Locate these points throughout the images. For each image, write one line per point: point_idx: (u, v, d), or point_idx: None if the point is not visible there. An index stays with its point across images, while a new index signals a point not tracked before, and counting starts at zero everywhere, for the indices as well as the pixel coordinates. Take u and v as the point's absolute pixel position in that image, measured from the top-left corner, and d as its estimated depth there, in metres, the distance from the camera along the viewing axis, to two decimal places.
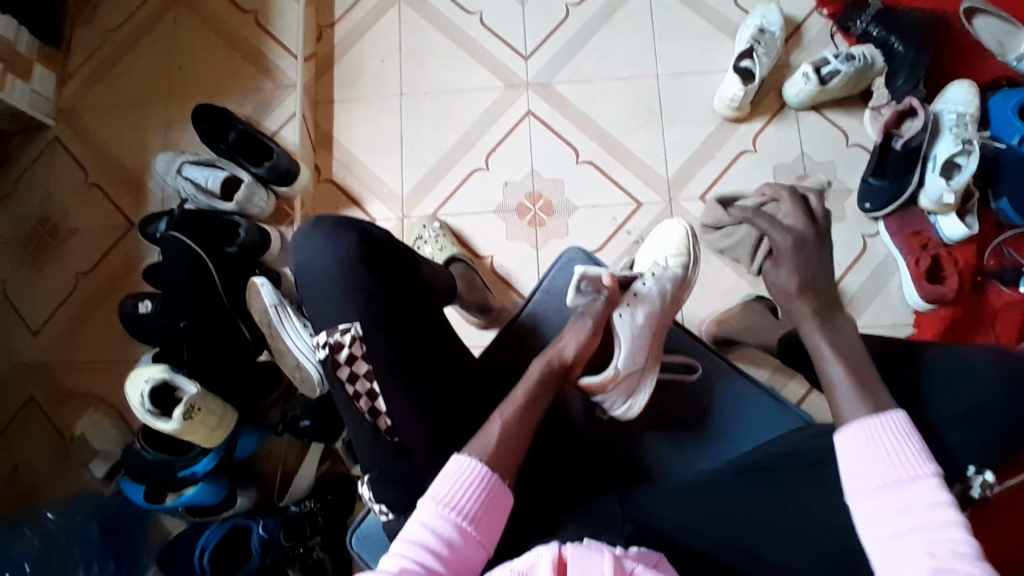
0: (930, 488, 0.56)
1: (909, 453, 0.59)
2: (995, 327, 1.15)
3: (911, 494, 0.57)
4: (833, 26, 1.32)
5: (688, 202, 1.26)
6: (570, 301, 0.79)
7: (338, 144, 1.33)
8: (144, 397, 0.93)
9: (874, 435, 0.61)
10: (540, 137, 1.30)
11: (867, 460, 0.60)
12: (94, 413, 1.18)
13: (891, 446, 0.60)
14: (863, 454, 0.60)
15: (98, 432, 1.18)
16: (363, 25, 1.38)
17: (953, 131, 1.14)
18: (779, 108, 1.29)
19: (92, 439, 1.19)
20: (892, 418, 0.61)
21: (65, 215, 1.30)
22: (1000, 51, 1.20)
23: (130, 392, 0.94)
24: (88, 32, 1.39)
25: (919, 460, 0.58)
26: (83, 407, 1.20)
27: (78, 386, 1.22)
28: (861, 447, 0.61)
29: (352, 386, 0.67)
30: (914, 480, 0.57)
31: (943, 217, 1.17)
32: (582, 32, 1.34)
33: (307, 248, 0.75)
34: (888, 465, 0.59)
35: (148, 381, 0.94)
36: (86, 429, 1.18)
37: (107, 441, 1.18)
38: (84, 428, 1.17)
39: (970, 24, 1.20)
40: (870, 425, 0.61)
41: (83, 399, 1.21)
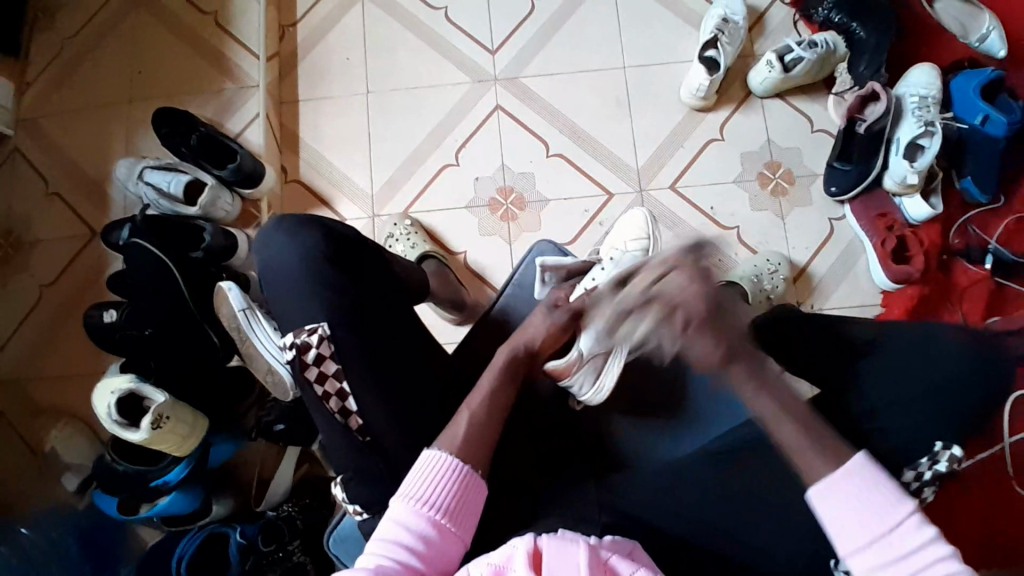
0: (913, 527, 0.58)
1: (881, 496, 0.60)
2: (964, 304, 1.17)
3: (902, 543, 0.58)
4: (795, 14, 1.34)
5: (659, 192, 1.27)
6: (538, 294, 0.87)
7: (305, 144, 1.31)
8: (112, 407, 0.90)
9: (846, 493, 0.60)
10: (510, 131, 1.30)
11: (850, 522, 0.60)
12: (63, 426, 1.15)
13: (866, 499, 0.60)
14: (843, 515, 0.60)
15: (71, 446, 1.14)
16: (327, 22, 1.36)
17: (916, 113, 1.16)
18: (745, 96, 1.31)
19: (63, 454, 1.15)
20: (857, 466, 0.61)
21: (27, 226, 1.26)
22: (963, 32, 1.23)
23: (97, 403, 0.92)
24: (43, 36, 1.35)
25: (894, 503, 0.59)
26: (52, 421, 1.17)
27: (47, 400, 1.19)
28: (836, 506, 0.61)
29: (320, 387, 0.65)
30: (901, 524, 0.58)
31: (908, 199, 1.20)
32: (549, 24, 1.34)
33: (271, 246, 0.74)
34: (866, 519, 0.59)
35: (114, 392, 0.92)
36: (57, 443, 1.14)
37: (80, 454, 1.14)
38: (53, 442, 1.14)
39: (931, 6, 1.26)
40: (838, 482, 0.61)
41: (51, 413, 1.18)
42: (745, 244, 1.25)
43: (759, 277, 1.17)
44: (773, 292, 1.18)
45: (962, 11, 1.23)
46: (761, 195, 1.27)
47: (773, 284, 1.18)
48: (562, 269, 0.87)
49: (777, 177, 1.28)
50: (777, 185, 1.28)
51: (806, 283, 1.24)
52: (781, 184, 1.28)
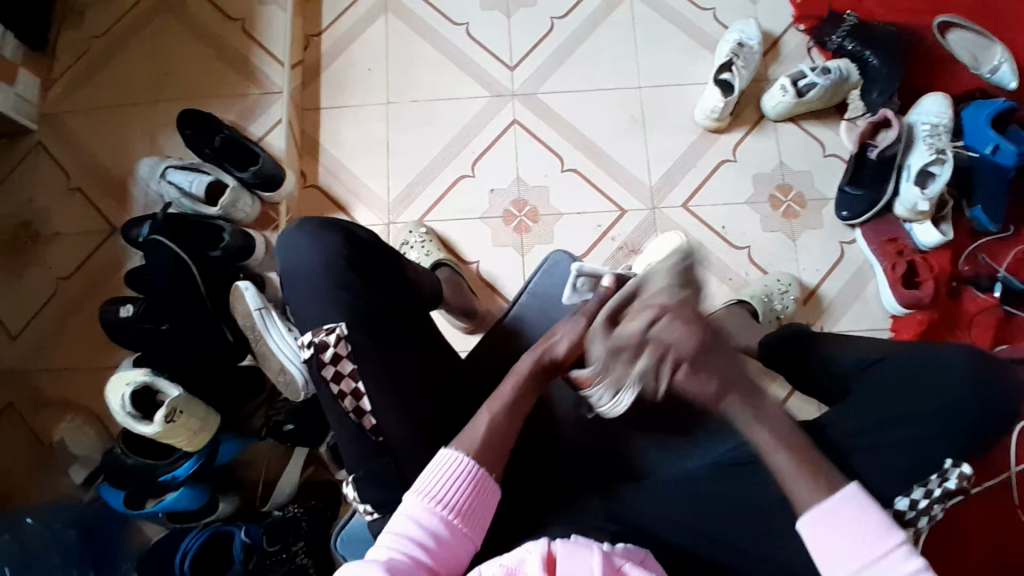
0: (901, 557, 0.58)
1: (871, 527, 0.60)
2: (972, 329, 1.18)
3: (890, 573, 0.58)
4: (809, 40, 1.36)
5: (671, 209, 1.29)
6: (567, 299, 0.87)
7: (324, 151, 1.33)
8: (126, 400, 0.91)
9: (834, 516, 0.61)
10: (526, 145, 1.32)
11: (839, 550, 0.60)
12: (72, 419, 1.16)
13: (855, 525, 0.60)
14: (835, 543, 0.60)
15: (79, 439, 1.15)
16: (351, 33, 1.39)
17: (927, 142, 1.18)
18: (758, 119, 1.33)
19: (72, 446, 1.16)
20: (848, 495, 0.61)
21: (48, 220, 1.29)
22: (976, 64, 1.27)
23: (110, 396, 0.92)
24: (73, 36, 1.39)
25: (884, 532, 0.59)
26: (61, 413, 1.18)
27: (57, 392, 1.19)
28: (826, 535, 0.61)
29: (336, 386, 0.66)
30: (889, 555, 0.58)
31: (918, 225, 1.21)
32: (567, 43, 1.37)
33: (294, 246, 0.75)
34: (852, 545, 0.59)
35: (129, 384, 0.92)
36: (65, 435, 1.15)
37: (88, 448, 1.15)
38: (63, 434, 1.15)
39: (945, 38, 1.29)
40: (829, 509, 0.61)
41: (61, 405, 1.18)
42: (755, 264, 1.26)
43: (770, 297, 1.18)
44: (783, 313, 1.18)
45: (975, 43, 1.28)
46: (772, 217, 1.28)
47: (784, 304, 1.18)
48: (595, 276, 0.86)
49: (788, 200, 1.29)
50: (788, 208, 1.29)
51: (815, 305, 1.24)
52: (791, 207, 1.29)
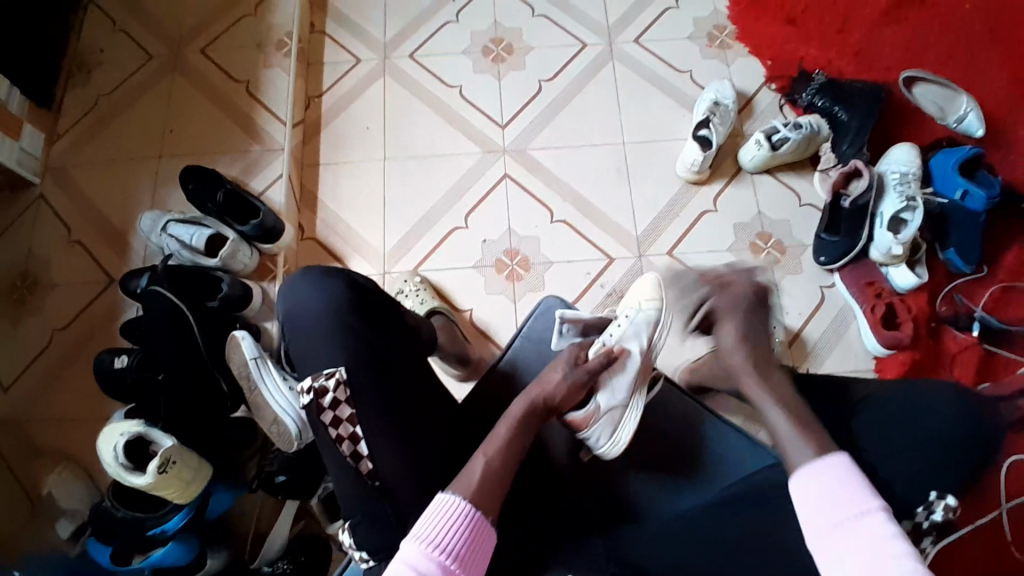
0: (878, 520, 0.58)
1: (853, 493, 0.61)
2: (954, 369, 1.22)
3: (861, 531, 0.58)
4: (781, 99, 1.47)
5: (658, 257, 1.34)
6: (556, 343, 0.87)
7: (322, 204, 1.38)
8: (119, 450, 0.90)
9: (823, 482, 0.63)
10: (516, 198, 1.38)
11: (822, 505, 0.62)
12: (61, 471, 1.13)
13: (841, 484, 0.62)
14: (815, 500, 0.63)
15: (69, 490, 1.11)
16: (351, 95, 1.48)
17: (897, 190, 1.25)
18: (736, 171, 1.40)
19: (60, 499, 1.10)
20: (834, 462, 0.64)
21: (46, 270, 1.30)
22: (942, 114, 1.37)
23: (103, 445, 0.92)
24: (80, 94, 1.45)
25: (867, 496, 0.61)
26: (50, 464, 1.15)
27: (50, 442, 1.18)
28: (811, 494, 0.63)
29: (335, 430, 0.67)
30: (865, 517, 0.59)
31: (894, 268, 1.26)
32: (555, 103, 1.46)
33: (297, 293, 0.76)
34: (837, 501, 0.61)
35: (123, 433, 0.92)
36: (54, 487, 1.10)
37: (78, 499, 1.11)
38: (50, 486, 1.11)
39: (911, 91, 1.38)
40: (818, 467, 0.65)
41: (51, 456, 1.16)
42: None
43: None
44: None
45: (941, 95, 1.36)
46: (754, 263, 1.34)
47: None
48: (579, 322, 0.89)
49: (768, 247, 1.35)
50: (769, 254, 1.35)
51: (800, 348, 1.28)
52: (772, 254, 1.35)
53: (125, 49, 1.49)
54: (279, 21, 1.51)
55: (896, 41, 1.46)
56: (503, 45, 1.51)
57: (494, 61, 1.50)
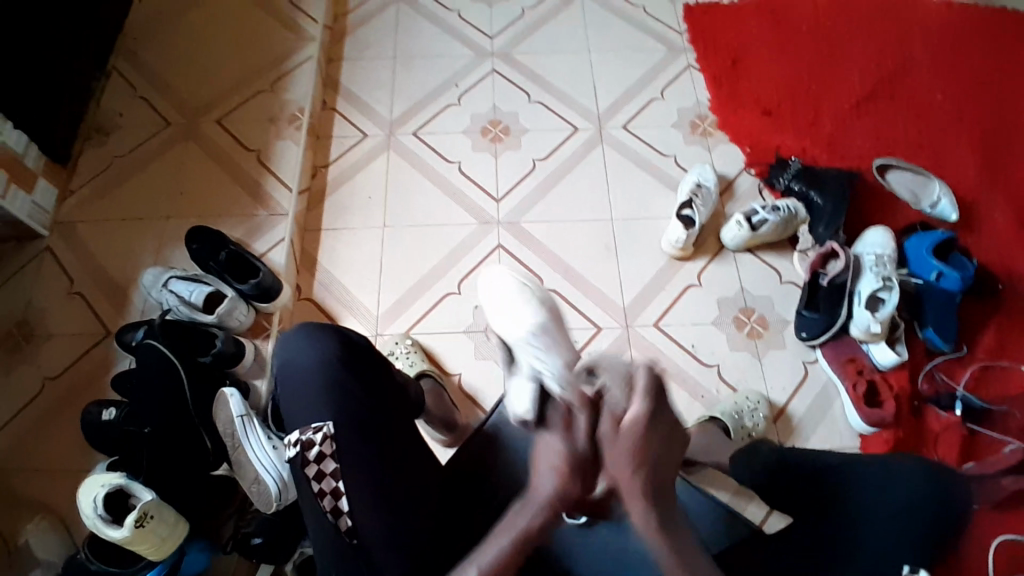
0: None
1: None
2: (937, 448, 1.23)
3: None
4: (761, 183, 1.56)
5: (644, 327, 1.38)
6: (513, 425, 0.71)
7: (322, 266, 1.43)
8: (98, 503, 0.89)
9: None
10: (508, 266, 1.44)
11: None
12: (40, 520, 1.12)
13: None
14: None
15: (46, 540, 1.09)
16: (356, 166, 1.57)
17: (873, 270, 1.32)
18: (719, 248, 1.47)
19: (37, 550, 1.09)
20: None
21: (44, 320, 1.32)
22: (915, 200, 1.48)
23: (82, 497, 0.90)
24: (96, 154, 1.54)
25: None
26: (28, 516, 1.13)
27: (27, 493, 1.15)
28: None
29: (317, 484, 0.68)
30: None
31: (874, 345, 1.30)
32: (547, 180, 1.55)
33: (290, 348, 0.79)
34: None
35: (104, 485, 0.90)
36: (32, 537, 1.10)
37: (53, 551, 1.08)
38: (28, 535, 1.10)
39: (885, 177, 1.50)
40: None
41: (26, 509, 1.13)
42: (725, 382, 1.33)
43: (740, 414, 1.24)
44: (754, 429, 1.24)
45: (915, 181, 1.49)
46: (737, 336, 1.38)
47: (754, 421, 1.24)
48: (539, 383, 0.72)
49: (751, 321, 1.39)
50: (752, 328, 1.39)
51: (786, 422, 1.29)
52: (755, 328, 1.39)
53: (145, 116, 1.59)
54: (293, 98, 1.62)
55: (864, 135, 1.59)
56: (501, 126, 1.63)
57: (492, 140, 1.61)
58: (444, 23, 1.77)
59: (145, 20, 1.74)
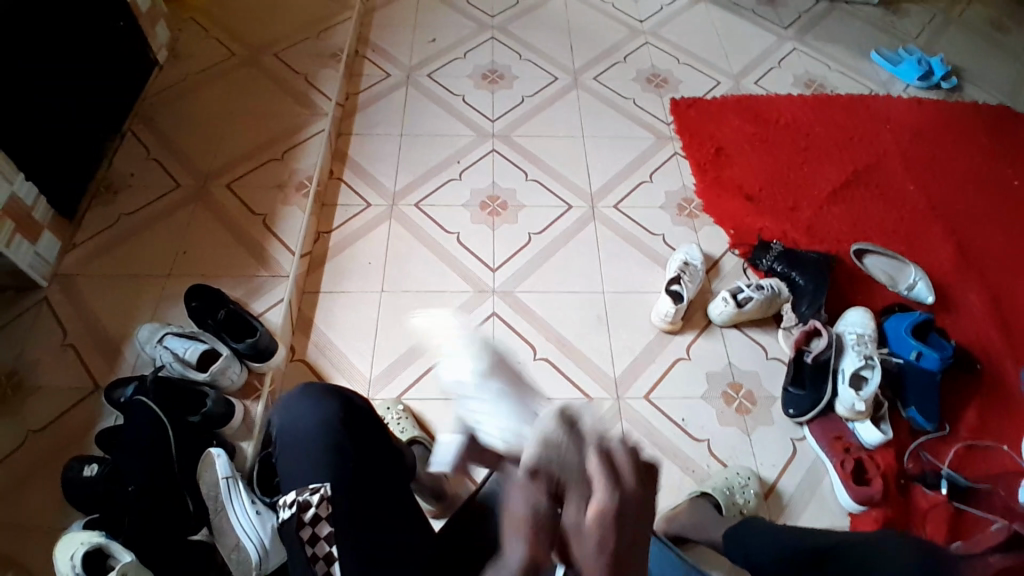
0: None
1: None
2: (926, 527, 1.23)
3: None
4: (745, 263, 1.63)
5: (634, 399, 1.39)
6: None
7: (317, 329, 1.45)
8: (75, 561, 0.89)
9: None
10: (503, 336, 1.47)
11: None
12: None
13: None
14: None
15: None
16: (357, 233, 1.62)
17: (855, 349, 1.36)
18: (706, 324, 1.52)
19: None
20: None
21: (32, 372, 1.31)
22: (893, 282, 1.57)
23: (61, 554, 0.91)
24: (106, 211, 1.58)
25: None
26: None
27: None
28: None
29: (311, 548, 0.67)
30: None
31: (860, 423, 1.31)
32: (542, 252, 1.61)
33: (293, 409, 0.80)
34: None
35: (83, 543, 0.91)
36: None
37: None
38: None
39: (862, 261, 1.59)
40: None
41: None
42: (716, 457, 1.33)
43: (731, 490, 1.23)
44: (745, 506, 1.23)
45: (890, 265, 1.58)
46: (726, 411, 1.39)
47: (745, 498, 1.23)
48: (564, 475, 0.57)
49: (739, 396, 1.42)
50: (740, 403, 1.40)
51: (776, 501, 1.28)
52: (743, 403, 1.40)
53: (157, 178, 1.66)
54: (302, 167, 1.71)
55: (839, 221, 1.69)
56: (499, 202, 1.71)
57: (490, 214, 1.68)
58: (449, 106, 1.90)
59: (164, 89, 1.84)
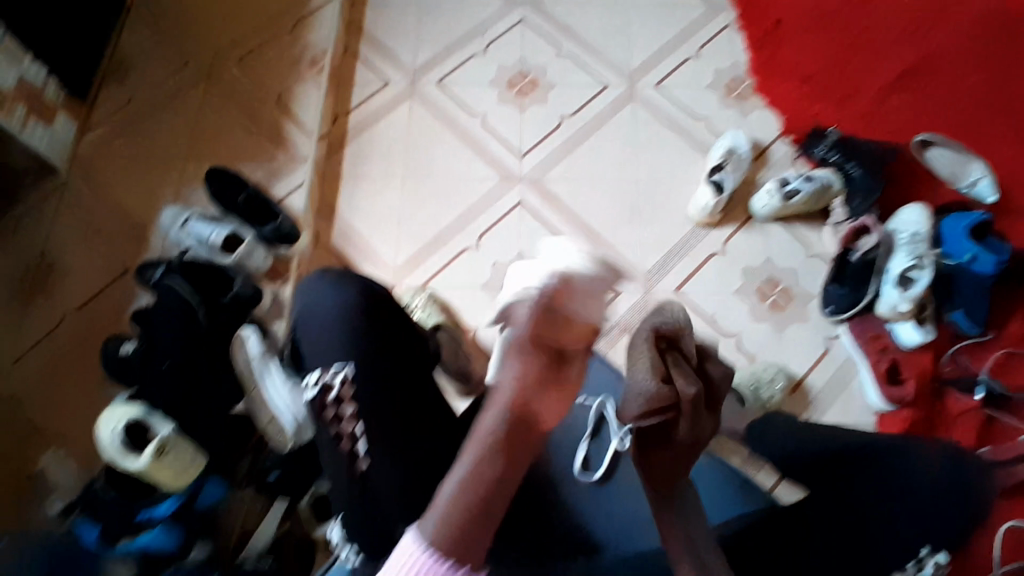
0: None
1: None
2: (954, 430, 1.21)
3: None
4: (796, 151, 1.49)
5: (664, 294, 1.35)
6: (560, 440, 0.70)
7: (339, 214, 1.41)
8: (116, 434, 0.91)
9: None
10: (530, 225, 1.41)
11: None
12: (58, 449, 1.15)
13: None
14: None
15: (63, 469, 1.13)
16: (377, 113, 1.52)
17: (907, 249, 1.25)
18: (747, 217, 1.43)
19: (52, 478, 1.13)
20: None
21: (64, 255, 1.33)
22: (954, 178, 1.40)
23: (101, 428, 0.93)
24: (117, 90, 1.51)
25: None
26: (43, 446, 1.16)
27: (46, 424, 1.18)
28: None
29: (335, 426, 0.68)
30: None
31: (900, 324, 1.26)
32: (574, 137, 1.50)
33: (314, 293, 0.78)
34: None
35: (121, 417, 0.93)
36: (48, 466, 1.13)
37: (69, 481, 1.12)
38: (47, 463, 1.14)
39: (924, 154, 1.41)
40: None
41: (42, 439, 1.16)
42: (744, 352, 1.31)
43: (757, 385, 1.23)
44: (770, 400, 1.22)
45: (954, 161, 1.40)
46: (760, 308, 1.35)
47: (770, 393, 1.23)
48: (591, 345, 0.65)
49: (775, 293, 1.36)
50: (775, 300, 1.35)
51: (802, 396, 1.28)
52: (778, 300, 1.35)
53: (164, 52, 1.55)
54: (316, 41, 1.58)
55: (909, 106, 1.51)
56: (528, 80, 1.56)
57: (519, 93, 1.55)
58: None
59: None
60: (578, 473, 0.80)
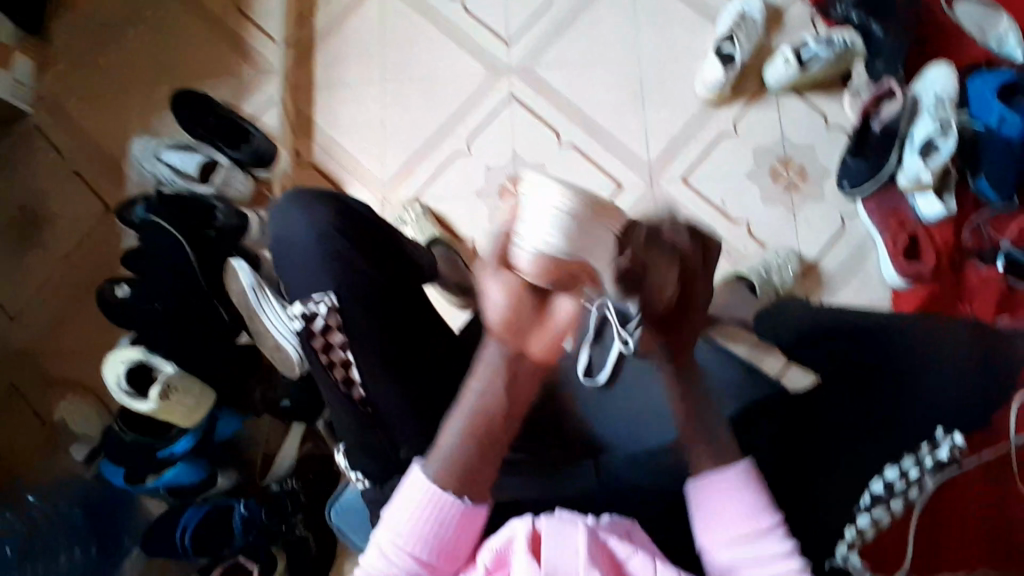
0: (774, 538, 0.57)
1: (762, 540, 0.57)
2: (972, 302, 1.16)
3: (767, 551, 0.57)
4: (815, 9, 1.32)
5: (669, 185, 1.27)
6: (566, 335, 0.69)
7: (319, 129, 1.32)
8: (121, 378, 0.94)
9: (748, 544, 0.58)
10: (523, 122, 1.30)
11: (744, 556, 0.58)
12: (72, 399, 1.18)
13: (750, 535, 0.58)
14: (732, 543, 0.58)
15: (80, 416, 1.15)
16: (345, 9, 1.37)
17: (932, 111, 1.14)
18: (760, 91, 1.30)
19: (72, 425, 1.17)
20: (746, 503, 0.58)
21: (43, 202, 1.29)
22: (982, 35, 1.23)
23: (106, 373, 0.95)
24: (64, 13, 1.37)
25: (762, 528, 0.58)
26: (62, 393, 1.19)
27: (62, 371, 1.21)
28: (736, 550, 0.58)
29: (326, 356, 0.65)
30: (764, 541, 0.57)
31: (921, 196, 1.17)
32: (565, 16, 1.34)
33: (286, 220, 0.73)
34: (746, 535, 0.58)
35: (124, 362, 0.95)
36: (65, 414, 1.16)
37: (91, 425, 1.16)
38: (63, 413, 1.16)
39: (952, 8, 1.26)
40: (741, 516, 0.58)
41: (62, 386, 1.20)
42: (755, 239, 1.25)
43: (768, 272, 1.19)
44: (782, 286, 1.19)
45: (982, 14, 1.24)
46: (772, 190, 1.27)
47: (782, 280, 1.19)
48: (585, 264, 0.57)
49: (790, 173, 1.27)
50: (790, 181, 1.27)
51: (815, 279, 1.23)
52: (793, 181, 1.27)
53: None
54: None
55: None
56: None
57: None
58: None
59: None
60: (582, 378, 0.80)
